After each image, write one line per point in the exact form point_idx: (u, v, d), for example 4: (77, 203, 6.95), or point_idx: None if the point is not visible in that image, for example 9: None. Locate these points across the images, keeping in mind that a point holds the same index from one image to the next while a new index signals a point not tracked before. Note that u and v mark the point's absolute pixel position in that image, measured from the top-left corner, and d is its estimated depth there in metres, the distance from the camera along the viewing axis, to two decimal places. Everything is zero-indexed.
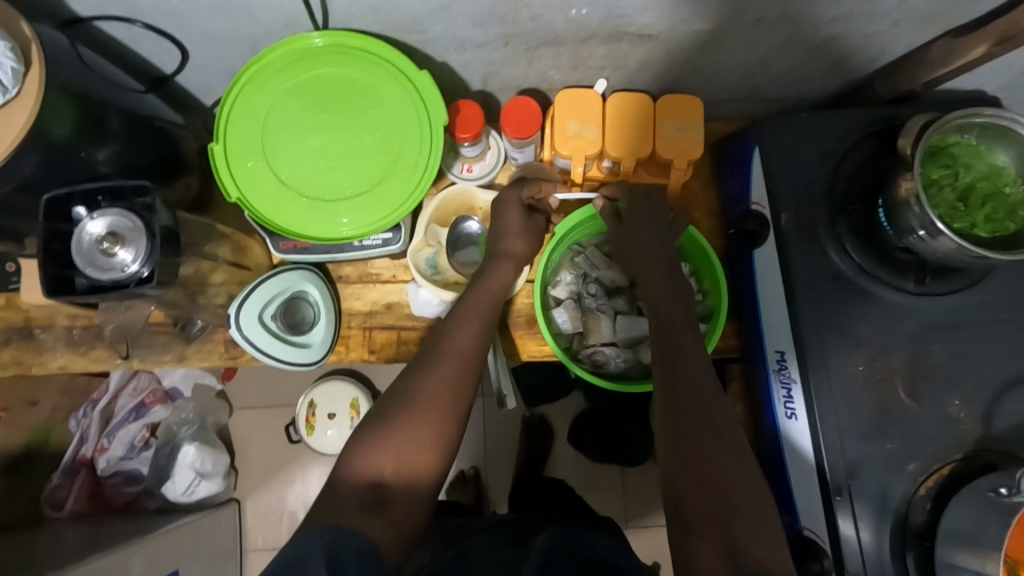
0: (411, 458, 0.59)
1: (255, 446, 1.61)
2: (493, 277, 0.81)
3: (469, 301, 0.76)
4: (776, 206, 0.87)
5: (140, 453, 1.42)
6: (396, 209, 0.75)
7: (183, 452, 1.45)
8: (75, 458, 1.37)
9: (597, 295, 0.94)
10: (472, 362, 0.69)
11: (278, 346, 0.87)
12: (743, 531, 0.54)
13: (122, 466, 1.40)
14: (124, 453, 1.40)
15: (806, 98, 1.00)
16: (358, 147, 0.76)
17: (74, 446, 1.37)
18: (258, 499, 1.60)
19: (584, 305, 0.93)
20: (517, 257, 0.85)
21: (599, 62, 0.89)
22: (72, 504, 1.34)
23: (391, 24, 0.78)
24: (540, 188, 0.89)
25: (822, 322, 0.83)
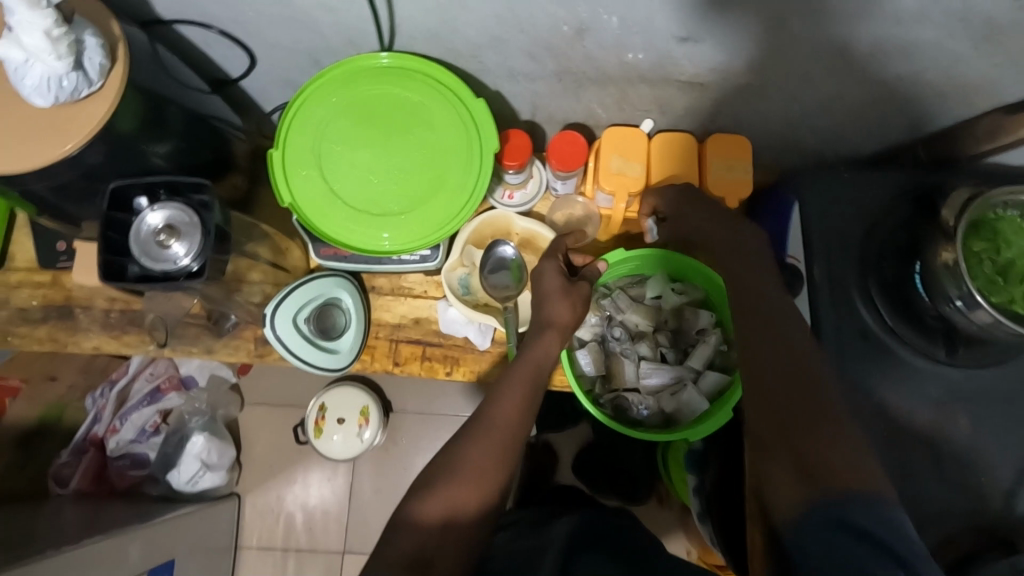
0: (462, 507, 0.62)
1: (262, 442, 1.62)
2: (536, 343, 0.79)
3: (514, 368, 0.76)
4: (810, 260, 0.87)
5: (150, 439, 1.43)
6: (439, 230, 0.77)
7: (191, 442, 1.46)
8: (86, 437, 1.40)
9: (621, 338, 0.93)
10: (519, 429, 0.70)
11: (308, 350, 0.89)
12: (818, 448, 0.53)
13: (131, 449, 1.42)
14: (134, 437, 1.41)
15: (846, 157, 1.01)
16: (408, 165, 0.78)
17: (87, 425, 1.41)
18: (258, 496, 1.60)
19: (607, 349, 0.93)
20: (563, 325, 0.81)
21: (646, 104, 0.91)
22: (77, 483, 1.36)
23: (451, 50, 0.81)
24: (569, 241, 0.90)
25: (850, 381, 0.83)
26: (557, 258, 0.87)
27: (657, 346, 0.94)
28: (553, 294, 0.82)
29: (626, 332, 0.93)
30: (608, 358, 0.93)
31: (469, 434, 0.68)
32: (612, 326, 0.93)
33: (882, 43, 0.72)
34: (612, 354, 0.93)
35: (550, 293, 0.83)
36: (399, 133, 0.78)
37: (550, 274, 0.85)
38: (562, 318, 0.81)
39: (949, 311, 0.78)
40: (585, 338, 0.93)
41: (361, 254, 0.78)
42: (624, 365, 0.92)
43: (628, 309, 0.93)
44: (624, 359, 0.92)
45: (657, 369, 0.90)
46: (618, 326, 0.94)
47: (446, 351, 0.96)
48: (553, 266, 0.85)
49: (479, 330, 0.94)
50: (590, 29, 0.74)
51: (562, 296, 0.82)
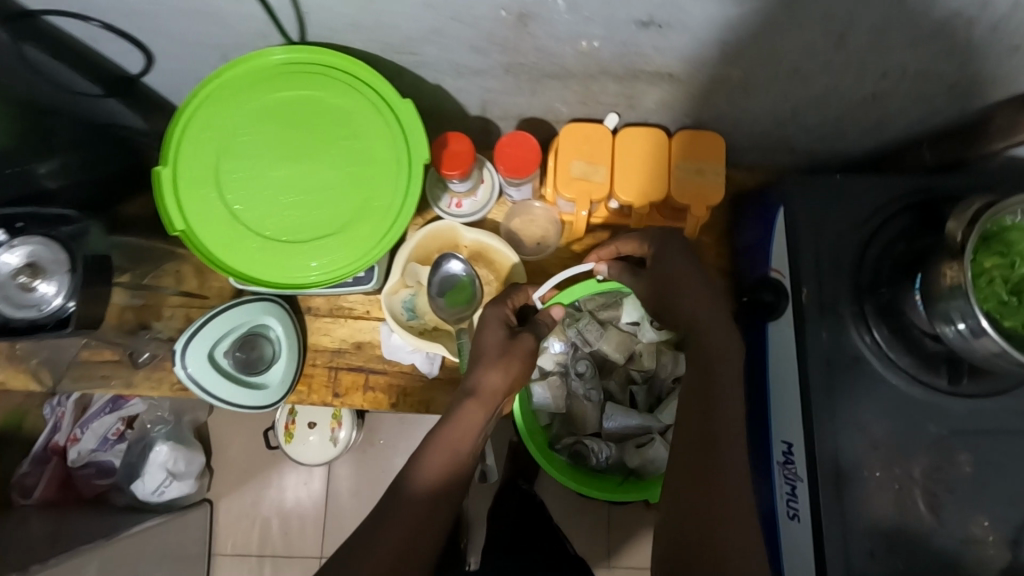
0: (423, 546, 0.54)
1: (235, 445, 1.51)
2: (451, 422, 0.61)
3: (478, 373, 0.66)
4: (798, 277, 0.76)
5: (113, 446, 1.32)
6: (366, 255, 0.65)
7: (156, 452, 1.34)
8: (47, 446, 1.29)
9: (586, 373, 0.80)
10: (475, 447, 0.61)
11: (226, 386, 0.78)
12: None
13: (94, 457, 1.31)
14: (96, 446, 1.31)
15: (841, 154, 0.89)
16: (323, 178, 0.65)
17: (47, 434, 1.30)
18: (232, 500, 1.50)
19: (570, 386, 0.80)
20: (491, 397, 0.64)
21: (611, 98, 0.78)
22: (41, 492, 1.25)
23: (377, 40, 0.69)
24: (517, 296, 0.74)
25: (840, 415, 0.73)
26: (506, 306, 0.73)
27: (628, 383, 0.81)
28: (485, 351, 0.67)
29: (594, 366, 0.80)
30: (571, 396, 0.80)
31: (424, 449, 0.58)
32: (578, 359, 0.80)
33: (887, 27, 0.60)
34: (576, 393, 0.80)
35: (486, 354, 0.67)
36: (313, 143, 0.65)
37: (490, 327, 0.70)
38: (493, 387, 0.64)
39: (947, 335, 0.68)
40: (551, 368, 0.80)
41: (279, 291, 0.65)
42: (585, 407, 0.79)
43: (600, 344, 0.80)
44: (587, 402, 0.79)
45: (622, 414, 0.77)
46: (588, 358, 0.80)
47: (389, 380, 0.86)
48: (497, 317, 0.71)
49: (428, 358, 0.85)
50: (534, 15, 0.62)
51: (499, 359, 0.66)
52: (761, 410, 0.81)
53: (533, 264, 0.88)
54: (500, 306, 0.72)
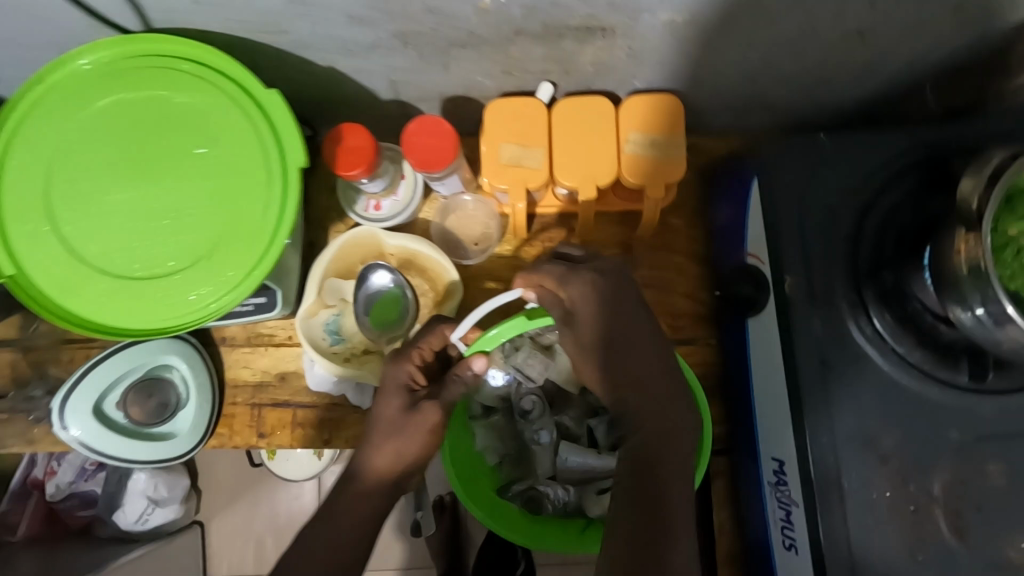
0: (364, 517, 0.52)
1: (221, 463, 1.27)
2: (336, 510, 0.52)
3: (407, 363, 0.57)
4: (779, 262, 0.63)
5: (94, 475, 1.12)
6: (239, 285, 0.53)
7: (133, 478, 1.12)
8: (25, 481, 1.10)
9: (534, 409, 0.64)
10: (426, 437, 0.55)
11: (125, 443, 0.68)
12: None
13: (74, 490, 1.12)
14: (73, 478, 1.10)
15: (828, 109, 0.74)
16: (177, 196, 0.53)
17: (24, 468, 1.11)
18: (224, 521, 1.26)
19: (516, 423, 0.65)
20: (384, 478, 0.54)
21: (539, 64, 0.65)
22: (27, 529, 1.09)
23: (234, 17, 0.56)
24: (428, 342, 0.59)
25: (838, 428, 0.60)
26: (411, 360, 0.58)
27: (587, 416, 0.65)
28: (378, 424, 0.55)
29: (543, 401, 0.64)
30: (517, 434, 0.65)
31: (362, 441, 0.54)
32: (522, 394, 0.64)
33: None
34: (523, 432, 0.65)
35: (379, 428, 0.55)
36: (163, 154, 0.53)
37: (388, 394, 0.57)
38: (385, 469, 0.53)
39: (962, 320, 0.55)
40: (491, 404, 0.65)
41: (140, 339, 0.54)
42: (534, 449, 0.64)
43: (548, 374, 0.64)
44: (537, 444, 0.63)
45: (580, 454, 0.62)
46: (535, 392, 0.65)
47: (321, 414, 0.75)
48: (397, 381, 0.57)
49: (359, 387, 0.73)
50: None
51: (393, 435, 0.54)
52: (748, 421, 0.68)
53: (473, 268, 0.75)
54: (402, 366, 0.57)
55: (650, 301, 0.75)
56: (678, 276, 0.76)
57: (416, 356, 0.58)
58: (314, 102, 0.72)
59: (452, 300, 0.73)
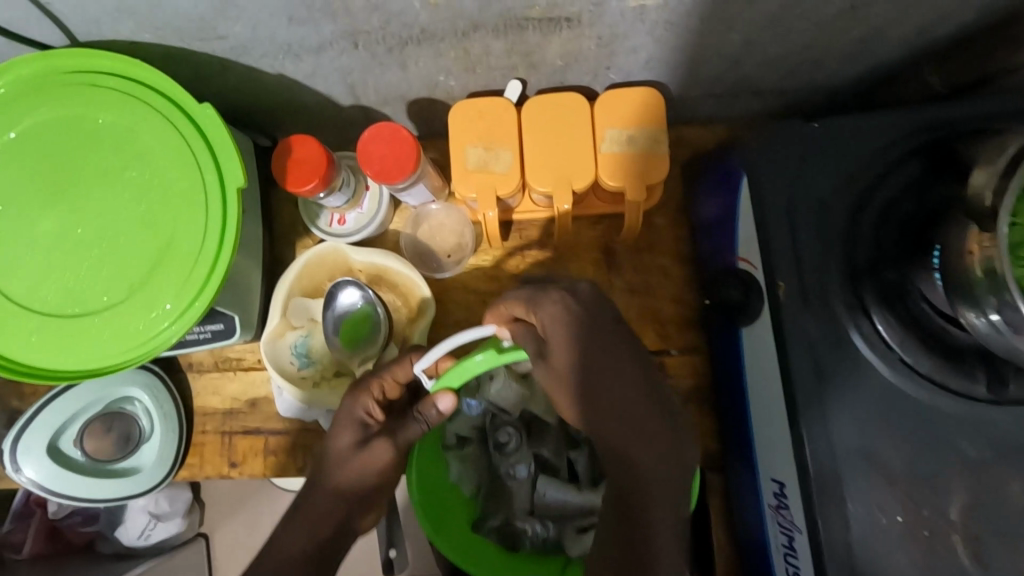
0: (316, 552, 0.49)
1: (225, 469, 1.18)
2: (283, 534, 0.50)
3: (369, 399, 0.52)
4: (774, 266, 0.57)
5: None
6: (175, 318, 0.49)
7: None
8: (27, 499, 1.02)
9: (512, 440, 0.59)
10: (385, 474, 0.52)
11: (83, 483, 0.66)
12: None
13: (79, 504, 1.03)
14: None
15: (823, 92, 0.68)
16: (106, 224, 0.49)
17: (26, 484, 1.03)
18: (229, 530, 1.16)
19: (491, 456, 0.60)
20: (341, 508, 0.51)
21: (503, 59, 0.60)
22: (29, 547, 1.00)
23: (164, 23, 0.51)
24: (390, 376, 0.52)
25: (844, 448, 0.55)
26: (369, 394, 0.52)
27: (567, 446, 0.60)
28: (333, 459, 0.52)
29: (520, 431, 0.59)
30: (492, 468, 0.60)
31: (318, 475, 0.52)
32: (498, 425, 0.59)
33: None
34: (498, 466, 0.60)
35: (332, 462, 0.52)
36: (92, 179, 0.49)
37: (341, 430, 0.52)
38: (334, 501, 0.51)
39: (976, 326, 0.49)
40: (465, 435, 0.60)
41: (75, 381, 0.50)
42: (510, 484, 0.59)
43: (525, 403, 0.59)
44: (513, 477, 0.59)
45: (559, 490, 0.57)
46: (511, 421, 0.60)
47: (294, 440, 0.71)
48: (352, 414, 0.52)
49: (330, 412, 0.68)
50: None
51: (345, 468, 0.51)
52: (745, 437, 0.64)
53: (447, 281, 0.71)
54: (359, 401, 0.52)
55: (634, 306, 0.70)
56: (666, 281, 0.71)
57: (377, 389, 0.52)
58: (267, 110, 0.67)
59: (425, 319, 0.69)
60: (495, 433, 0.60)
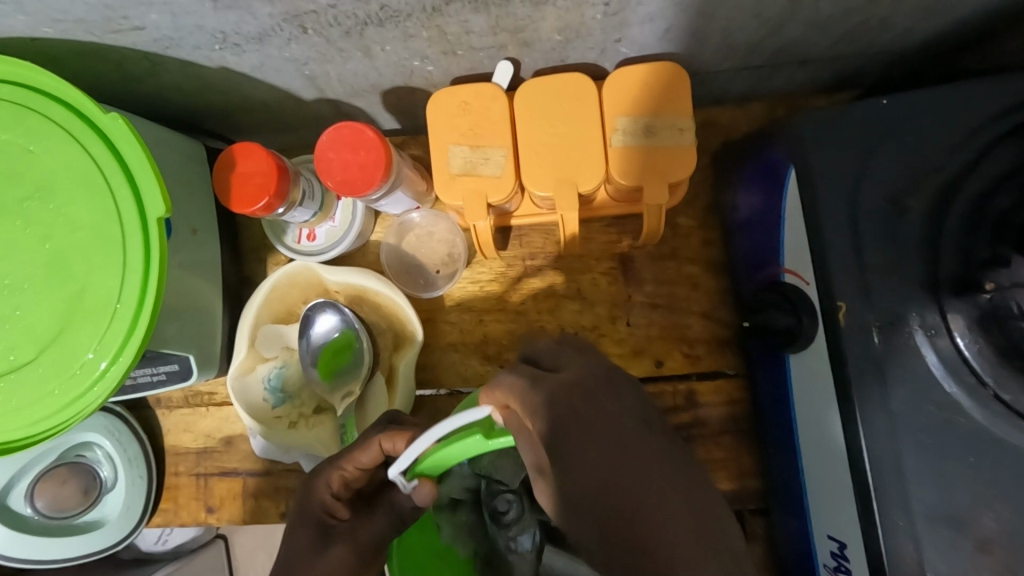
0: None
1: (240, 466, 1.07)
2: None
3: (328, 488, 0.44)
4: (832, 280, 0.46)
5: None
6: (93, 381, 0.40)
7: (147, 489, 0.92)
8: None
9: (512, 508, 0.51)
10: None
11: (37, 544, 0.59)
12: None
13: None
14: None
15: (882, 58, 0.55)
16: (8, 269, 0.40)
17: None
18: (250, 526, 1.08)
19: (486, 525, 0.52)
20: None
21: (487, 37, 0.49)
22: None
23: (62, 13, 0.42)
24: (353, 462, 0.44)
25: (920, 507, 0.44)
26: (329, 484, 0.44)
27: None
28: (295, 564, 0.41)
29: (520, 498, 0.51)
30: (489, 538, 0.52)
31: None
32: (494, 493, 0.51)
33: None
34: (495, 536, 0.52)
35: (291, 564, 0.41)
36: None
37: (300, 526, 0.43)
38: None
39: None
40: (457, 498, 0.51)
41: None
42: (510, 558, 0.51)
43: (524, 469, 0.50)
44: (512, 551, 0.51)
45: (569, 564, 0.50)
46: (509, 486, 0.52)
47: (274, 483, 0.62)
48: (310, 511, 0.44)
49: (311, 453, 0.60)
50: None
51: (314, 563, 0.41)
52: (793, 480, 0.53)
53: (439, 299, 0.62)
54: (314, 495, 0.44)
55: (658, 325, 0.60)
56: (692, 292, 0.60)
57: (338, 480, 0.45)
58: (220, 109, 0.57)
59: (413, 349, 0.59)
60: (491, 500, 0.52)
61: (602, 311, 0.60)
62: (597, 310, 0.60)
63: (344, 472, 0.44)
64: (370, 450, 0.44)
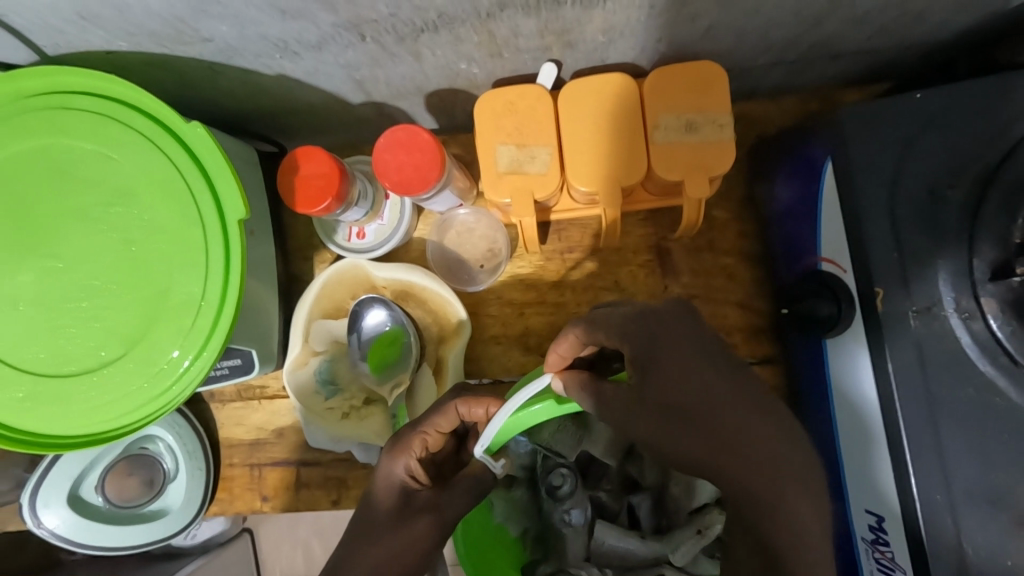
0: None
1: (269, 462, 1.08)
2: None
3: (407, 451, 0.48)
4: (869, 266, 0.49)
5: None
6: (177, 374, 0.43)
7: None
8: None
9: (566, 485, 0.52)
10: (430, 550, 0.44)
11: (107, 531, 0.62)
12: None
13: None
14: None
15: (912, 51, 0.57)
16: (95, 273, 0.43)
17: None
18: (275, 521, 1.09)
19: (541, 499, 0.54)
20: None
21: (534, 40, 0.51)
22: None
23: (137, 27, 0.44)
24: (432, 428, 0.49)
25: (958, 484, 0.46)
26: (410, 453, 0.48)
27: (626, 490, 0.53)
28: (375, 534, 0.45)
29: (575, 473, 0.53)
30: (543, 513, 0.54)
31: (356, 538, 0.45)
32: (548, 468, 0.53)
33: None
34: (550, 511, 0.53)
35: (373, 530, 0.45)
36: (70, 221, 0.43)
37: (388, 491, 0.47)
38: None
39: None
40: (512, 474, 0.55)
41: (76, 446, 0.45)
42: (564, 531, 0.52)
43: (581, 445, 0.51)
44: (566, 529, 0.52)
45: (620, 539, 0.50)
46: (564, 461, 0.53)
47: (326, 472, 0.65)
48: (393, 479, 0.47)
49: (364, 443, 0.62)
50: None
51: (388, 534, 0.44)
52: (831, 461, 0.55)
53: (482, 294, 0.64)
54: (399, 461, 0.48)
55: None
56: (728, 281, 0.62)
57: (419, 445, 0.49)
58: (271, 113, 0.59)
59: (460, 340, 0.62)
60: (546, 475, 0.53)
61: (640, 301, 0.62)
62: (636, 301, 0.62)
63: (424, 439, 0.49)
64: (448, 420, 0.49)
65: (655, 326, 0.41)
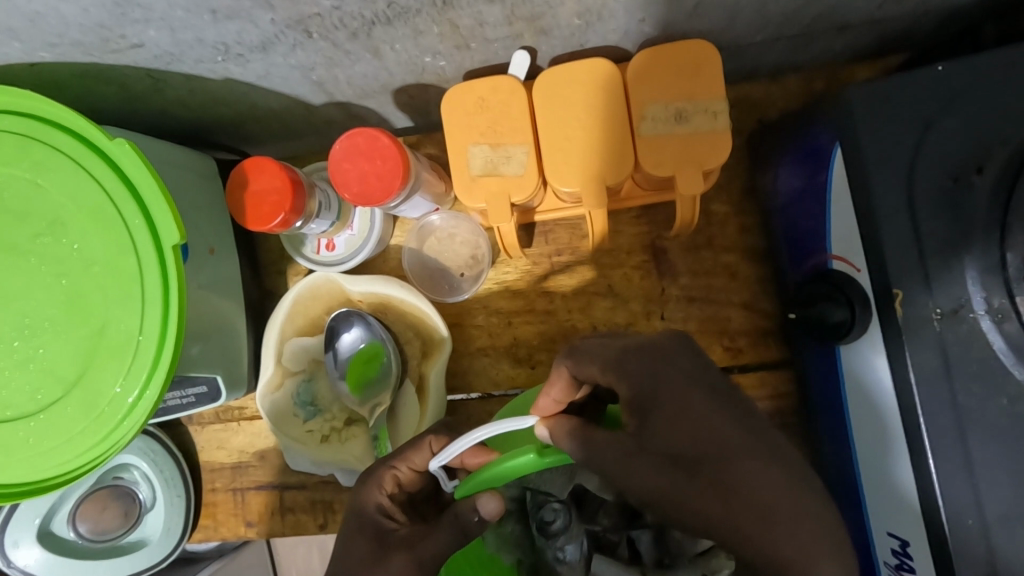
0: None
1: None
2: None
3: (379, 487, 0.47)
4: (887, 265, 0.43)
5: None
6: (119, 415, 0.39)
7: None
8: None
9: (560, 522, 0.49)
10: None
11: (79, 567, 0.61)
12: None
13: None
14: None
15: (932, 18, 0.51)
16: (27, 310, 0.40)
17: None
18: None
19: (533, 536, 0.50)
20: None
21: (502, 27, 0.46)
22: None
23: (59, 36, 0.40)
24: (404, 462, 0.48)
25: (992, 507, 0.41)
26: (383, 489, 0.47)
27: (626, 521, 0.49)
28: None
29: (569, 508, 0.49)
30: (536, 547, 0.50)
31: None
32: (540, 505, 0.49)
33: None
34: (543, 548, 0.49)
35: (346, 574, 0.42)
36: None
37: (358, 532, 0.44)
38: None
39: None
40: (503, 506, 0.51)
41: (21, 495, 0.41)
42: (558, 567, 0.49)
43: (575, 479, 0.48)
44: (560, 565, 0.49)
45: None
46: (556, 496, 0.49)
47: (313, 496, 0.61)
48: (364, 517, 0.45)
49: (346, 467, 0.59)
50: None
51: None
52: (849, 476, 0.50)
53: (466, 303, 0.60)
54: (369, 496, 0.46)
55: (695, 319, 0.57)
56: (730, 282, 0.57)
57: (390, 481, 0.47)
58: (230, 120, 0.55)
59: (441, 355, 0.57)
60: (537, 510, 0.49)
61: (636, 307, 0.57)
62: (630, 307, 0.57)
63: (397, 475, 0.48)
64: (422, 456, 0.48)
65: (644, 359, 0.39)
